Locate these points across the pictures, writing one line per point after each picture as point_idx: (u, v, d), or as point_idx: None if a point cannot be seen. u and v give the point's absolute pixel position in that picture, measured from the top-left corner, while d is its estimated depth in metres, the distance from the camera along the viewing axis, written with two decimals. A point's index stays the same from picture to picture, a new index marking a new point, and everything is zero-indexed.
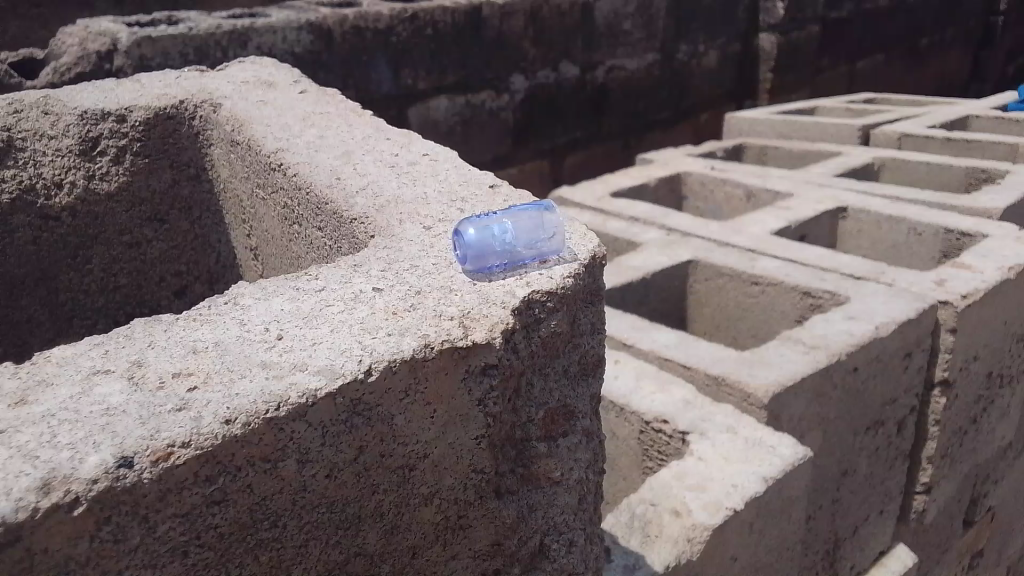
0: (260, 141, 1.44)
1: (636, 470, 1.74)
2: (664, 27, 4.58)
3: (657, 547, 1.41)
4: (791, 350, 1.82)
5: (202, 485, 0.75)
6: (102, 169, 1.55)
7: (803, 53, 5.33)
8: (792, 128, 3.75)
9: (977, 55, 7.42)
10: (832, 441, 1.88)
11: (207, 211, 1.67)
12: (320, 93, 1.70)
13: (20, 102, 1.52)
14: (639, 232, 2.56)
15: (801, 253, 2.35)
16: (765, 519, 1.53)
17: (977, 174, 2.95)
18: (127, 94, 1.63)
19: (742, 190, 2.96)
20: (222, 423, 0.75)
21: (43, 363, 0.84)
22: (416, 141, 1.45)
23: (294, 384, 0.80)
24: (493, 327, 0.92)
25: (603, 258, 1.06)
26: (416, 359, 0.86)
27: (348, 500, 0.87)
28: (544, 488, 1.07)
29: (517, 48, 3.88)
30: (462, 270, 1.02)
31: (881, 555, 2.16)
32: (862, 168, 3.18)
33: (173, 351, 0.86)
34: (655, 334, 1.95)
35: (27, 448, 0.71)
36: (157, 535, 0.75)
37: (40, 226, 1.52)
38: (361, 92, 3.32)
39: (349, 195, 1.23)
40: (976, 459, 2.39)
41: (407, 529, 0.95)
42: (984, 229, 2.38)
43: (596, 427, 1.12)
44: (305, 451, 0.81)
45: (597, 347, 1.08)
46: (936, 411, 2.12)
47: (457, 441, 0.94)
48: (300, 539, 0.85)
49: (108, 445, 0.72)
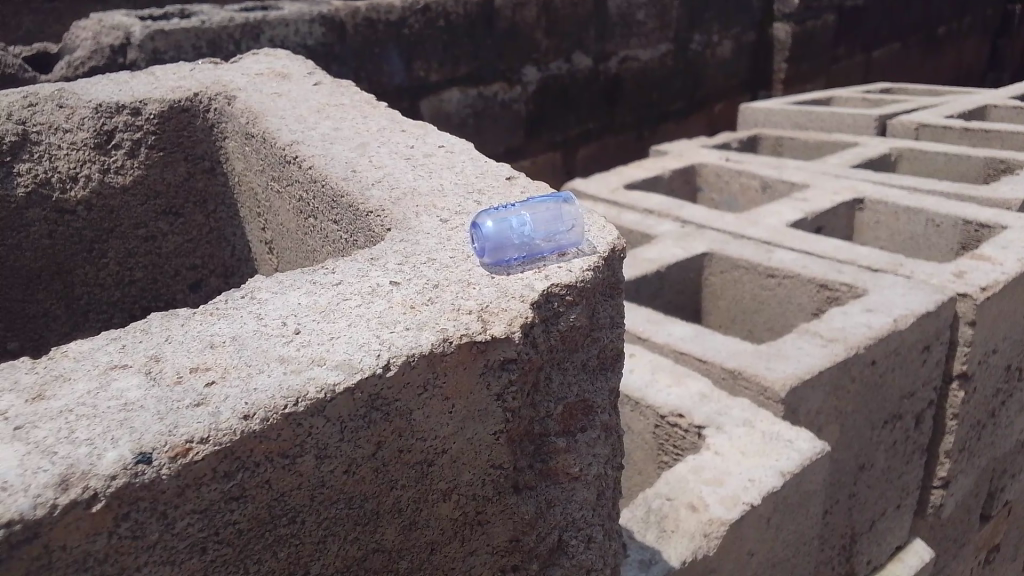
0: (275, 133, 1.43)
1: (651, 464, 1.73)
2: (677, 17, 4.55)
3: (673, 542, 1.39)
4: (808, 343, 1.80)
5: (219, 481, 0.75)
6: (118, 162, 1.54)
7: (819, 42, 5.28)
8: (808, 118, 3.72)
9: (994, 43, 7.34)
10: (850, 435, 1.86)
11: (222, 204, 1.67)
12: (334, 85, 1.69)
13: (35, 96, 1.52)
14: (654, 223, 2.54)
15: (818, 245, 2.33)
16: (782, 514, 1.51)
17: (996, 164, 2.91)
18: (142, 86, 1.63)
19: (757, 181, 2.94)
20: (240, 419, 0.75)
21: (60, 357, 0.83)
22: (432, 133, 1.44)
23: (312, 379, 0.79)
24: (512, 321, 0.91)
25: (622, 251, 1.05)
26: (434, 353, 0.85)
27: (367, 496, 0.86)
28: (563, 483, 1.06)
29: (530, 38, 3.86)
30: (480, 263, 1.00)
31: (898, 550, 2.14)
32: (879, 159, 3.14)
33: (191, 345, 0.85)
34: (671, 327, 1.94)
35: (44, 444, 0.71)
36: (175, 531, 0.74)
37: (56, 220, 1.52)
38: (374, 84, 3.31)
39: (365, 188, 1.22)
40: (994, 452, 2.36)
41: (425, 525, 0.94)
42: (1004, 220, 2.35)
43: (615, 421, 1.11)
44: (323, 446, 0.80)
45: (616, 341, 1.07)
46: (955, 404, 2.09)
47: (475, 436, 0.93)
48: (319, 535, 0.84)
49: (126, 441, 0.71)
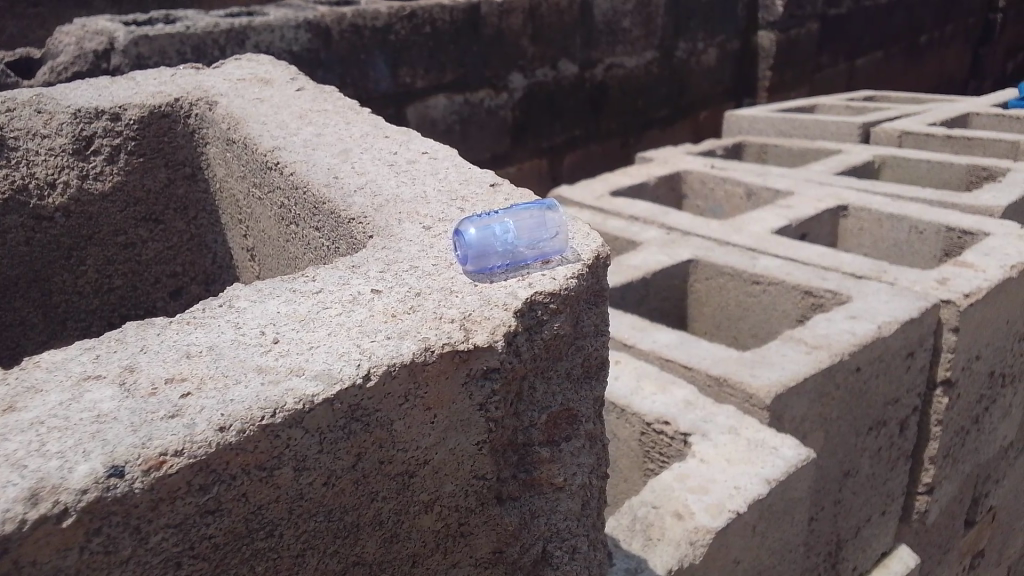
0: (257, 139, 1.41)
1: (637, 471, 1.72)
2: (662, 24, 4.55)
3: (659, 551, 1.38)
4: (794, 350, 1.80)
5: (195, 494, 0.73)
6: (97, 168, 1.52)
7: (803, 50, 5.30)
8: (792, 126, 3.75)
9: (976, 52, 7.41)
10: (834, 442, 1.86)
11: (203, 211, 1.65)
12: (318, 90, 1.68)
13: (13, 101, 1.50)
14: (640, 230, 2.54)
15: (803, 251, 2.33)
16: (767, 521, 1.51)
17: (978, 171, 2.93)
18: (122, 92, 1.61)
19: (742, 188, 2.94)
20: (216, 430, 0.73)
21: (33, 368, 0.81)
22: (415, 139, 1.43)
23: (290, 390, 0.78)
24: (495, 330, 0.89)
25: (606, 258, 1.04)
26: (415, 362, 0.83)
27: (347, 508, 0.85)
28: (548, 493, 1.05)
29: (516, 45, 3.86)
30: (463, 270, 0.99)
31: (883, 556, 2.14)
32: (863, 166, 3.16)
33: (166, 355, 0.83)
34: (655, 334, 1.93)
35: (15, 457, 0.69)
36: (149, 546, 0.72)
37: (33, 227, 1.49)
38: (359, 90, 3.29)
39: (347, 195, 1.20)
40: (978, 458, 2.37)
41: (406, 537, 0.92)
42: (986, 227, 2.36)
43: (601, 430, 1.10)
44: (301, 458, 0.78)
45: (602, 349, 1.05)
46: (939, 410, 2.10)
47: (457, 447, 0.92)
48: (298, 548, 0.83)
49: (98, 454, 0.69)
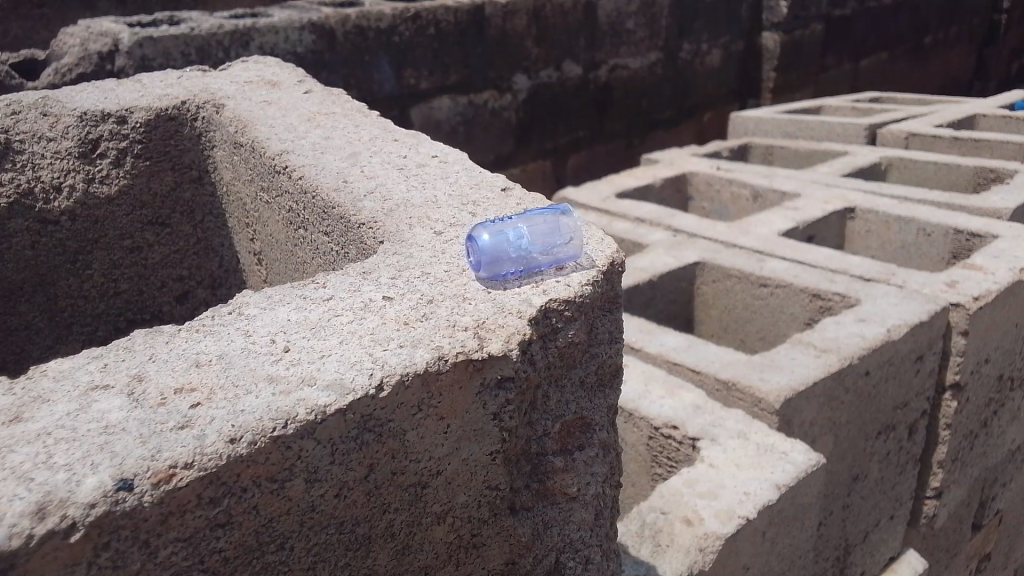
0: (265, 142, 1.40)
1: (645, 477, 1.71)
2: (667, 26, 4.54)
3: (668, 557, 1.36)
4: (803, 353, 1.78)
5: (205, 507, 0.72)
6: (103, 171, 1.51)
7: (807, 50, 5.28)
8: (798, 127, 3.72)
9: (980, 53, 7.38)
10: (844, 447, 1.84)
11: (210, 214, 1.64)
12: (326, 93, 1.67)
13: (18, 103, 1.49)
14: (645, 232, 2.52)
15: (810, 254, 2.31)
16: (777, 527, 1.48)
17: (986, 173, 2.91)
18: (128, 94, 1.59)
19: (749, 190, 2.91)
20: (226, 442, 0.71)
21: (39, 376, 0.80)
22: (424, 142, 1.41)
23: (302, 400, 0.76)
24: (510, 338, 0.88)
25: (621, 265, 1.02)
26: (429, 372, 0.82)
27: (358, 520, 0.83)
28: (561, 504, 1.03)
29: (520, 46, 3.84)
30: (475, 277, 0.98)
31: (892, 560, 2.12)
32: (870, 167, 3.13)
33: (176, 363, 0.82)
34: (664, 337, 1.91)
35: (21, 469, 0.68)
36: (159, 560, 0.71)
37: (38, 231, 1.48)
38: (363, 92, 3.28)
39: (356, 199, 1.19)
40: (986, 461, 2.34)
41: (418, 548, 0.91)
42: (995, 229, 2.34)
43: (613, 438, 1.07)
44: (313, 469, 0.77)
45: (616, 357, 1.04)
46: (948, 414, 2.08)
47: (471, 457, 0.90)
48: (309, 561, 0.81)
49: (106, 466, 0.68)
